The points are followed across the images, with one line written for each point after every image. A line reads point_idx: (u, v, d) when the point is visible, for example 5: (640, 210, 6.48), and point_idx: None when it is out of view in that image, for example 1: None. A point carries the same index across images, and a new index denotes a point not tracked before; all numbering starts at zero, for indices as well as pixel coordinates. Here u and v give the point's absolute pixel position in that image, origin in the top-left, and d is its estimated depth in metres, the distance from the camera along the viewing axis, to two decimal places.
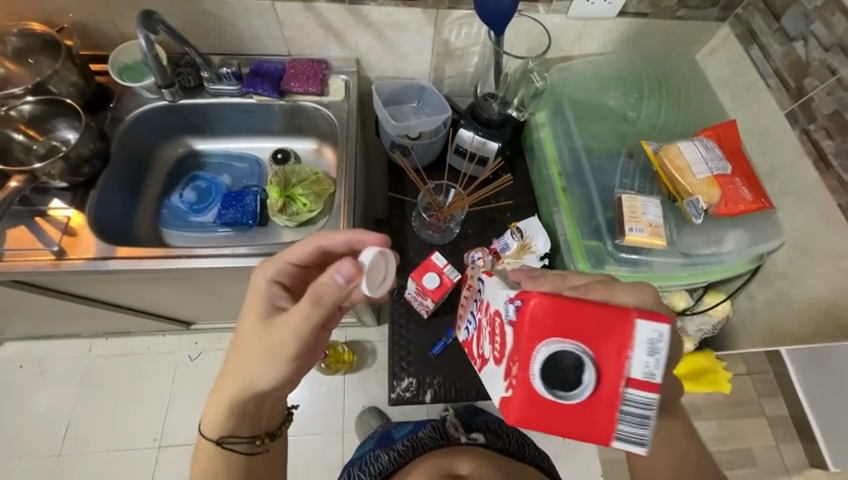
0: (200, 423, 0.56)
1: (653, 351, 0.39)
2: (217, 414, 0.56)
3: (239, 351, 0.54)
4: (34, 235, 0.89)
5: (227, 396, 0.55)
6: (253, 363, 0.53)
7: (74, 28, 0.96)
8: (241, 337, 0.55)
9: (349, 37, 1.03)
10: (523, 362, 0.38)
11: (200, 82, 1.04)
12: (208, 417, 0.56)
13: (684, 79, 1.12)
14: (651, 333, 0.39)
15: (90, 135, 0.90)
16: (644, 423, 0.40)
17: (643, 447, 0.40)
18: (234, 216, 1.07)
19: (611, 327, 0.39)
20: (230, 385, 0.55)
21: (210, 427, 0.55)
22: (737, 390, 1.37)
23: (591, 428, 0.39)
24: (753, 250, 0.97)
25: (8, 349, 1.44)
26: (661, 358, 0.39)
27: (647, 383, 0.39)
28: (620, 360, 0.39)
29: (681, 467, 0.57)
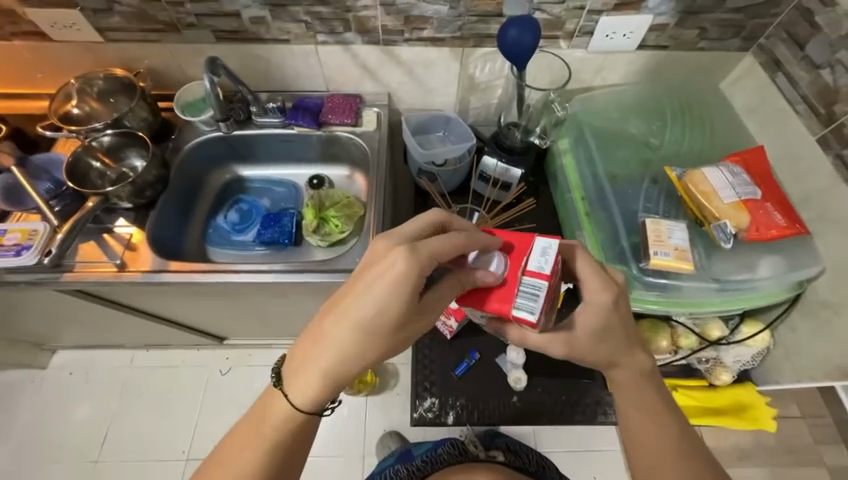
0: (303, 388, 0.55)
1: (545, 254, 0.59)
2: (326, 384, 0.55)
3: (375, 330, 0.54)
4: (100, 249, 1.00)
5: (345, 367, 0.55)
6: (390, 344, 0.55)
7: (148, 72, 1.12)
8: (378, 317, 0.53)
9: (382, 74, 1.13)
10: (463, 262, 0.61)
11: (249, 115, 1.16)
12: (312, 385, 0.55)
13: (709, 106, 1.13)
14: (542, 243, 0.60)
15: (154, 163, 1.03)
16: (536, 300, 0.57)
17: (532, 314, 0.56)
18: (272, 235, 1.16)
19: (520, 242, 0.62)
20: (354, 359, 0.54)
21: (316, 394, 0.55)
22: (789, 434, 1.25)
23: (503, 300, 0.58)
24: (791, 277, 0.93)
25: (61, 357, 1.56)
26: (549, 257, 0.58)
27: (538, 272, 0.58)
28: (520, 258, 0.60)
29: (662, 438, 0.61)
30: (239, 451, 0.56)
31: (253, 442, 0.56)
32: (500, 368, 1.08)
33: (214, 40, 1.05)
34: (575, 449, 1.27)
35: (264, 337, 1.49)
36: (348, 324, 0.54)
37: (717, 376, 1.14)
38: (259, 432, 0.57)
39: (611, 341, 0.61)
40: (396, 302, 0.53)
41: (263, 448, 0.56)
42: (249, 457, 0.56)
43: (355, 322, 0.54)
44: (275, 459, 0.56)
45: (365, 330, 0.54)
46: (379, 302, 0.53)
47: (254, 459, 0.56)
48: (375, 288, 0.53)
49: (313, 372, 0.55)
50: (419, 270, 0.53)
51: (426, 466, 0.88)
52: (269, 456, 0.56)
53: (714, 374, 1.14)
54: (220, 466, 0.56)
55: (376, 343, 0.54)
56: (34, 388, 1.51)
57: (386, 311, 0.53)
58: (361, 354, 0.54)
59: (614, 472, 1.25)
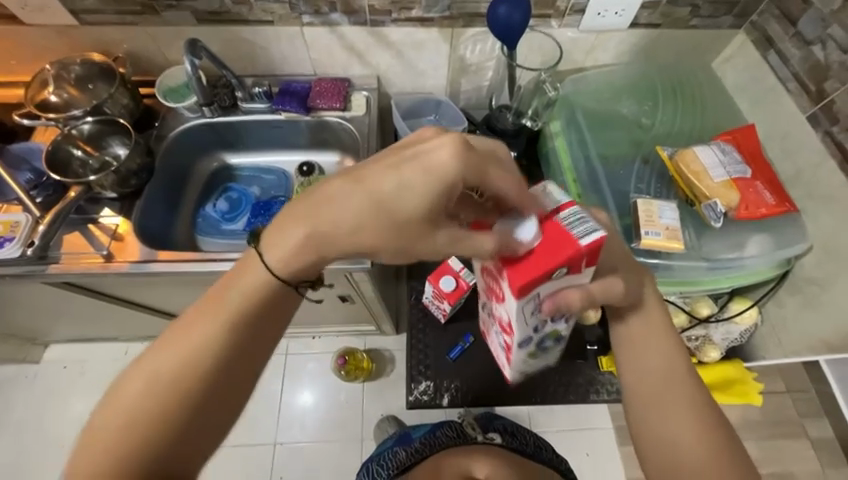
0: (285, 252, 0.47)
1: (549, 191, 0.55)
2: (313, 251, 0.48)
3: (385, 210, 0.46)
4: (85, 239, 0.98)
5: (339, 238, 0.47)
6: (399, 230, 0.47)
7: (127, 56, 1.08)
8: (396, 195, 0.46)
9: (370, 57, 1.11)
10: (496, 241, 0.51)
11: (235, 101, 1.12)
12: (293, 250, 0.47)
13: (701, 85, 1.12)
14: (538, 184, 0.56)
15: (137, 150, 1.00)
16: (587, 219, 0.52)
17: (602, 230, 0.50)
18: (262, 223, 1.14)
19: None
20: (352, 232, 0.47)
21: (295, 263, 0.48)
22: (775, 409, 1.30)
23: (562, 247, 0.49)
24: (779, 254, 0.94)
25: (54, 351, 1.54)
26: (555, 190, 0.55)
27: (562, 203, 0.53)
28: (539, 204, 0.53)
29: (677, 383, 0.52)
30: (194, 323, 0.46)
31: (214, 311, 0.47)
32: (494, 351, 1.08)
33: (194, 23, 1.01)
34: (569, 429, 1.30)
35: None
36: (359, 193, 0.46)
37: (706, 353, 1.13)
38: (222, 301, 0.47)
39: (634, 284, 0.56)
40: (425, 188, 0.45)
41: (225, 320, 0.47)
42: (208, 328, 0.46)
43: (368, 191, 0.46)
44: (233, 333, 0.47)
45: (377, 204, 0.46)
46: (404, 182, 0.45)
47: (213, 332, 0.46)
48: (407, 166, 0.45)
49: (307, 239, 0.48)
50: (467, 170, 0.44)
51: (425, 446, 0.89)
52: (229, 330, 0.46)
53: (705, 351, 1.13)
54: (170, 340, 0.46)
55: (382, 224, 0.46)
56: (28, 383, 1.50)
57: (404, 197, 0.46)
58: (362, 232, 0.46)
59: (607, 448, 1.28)
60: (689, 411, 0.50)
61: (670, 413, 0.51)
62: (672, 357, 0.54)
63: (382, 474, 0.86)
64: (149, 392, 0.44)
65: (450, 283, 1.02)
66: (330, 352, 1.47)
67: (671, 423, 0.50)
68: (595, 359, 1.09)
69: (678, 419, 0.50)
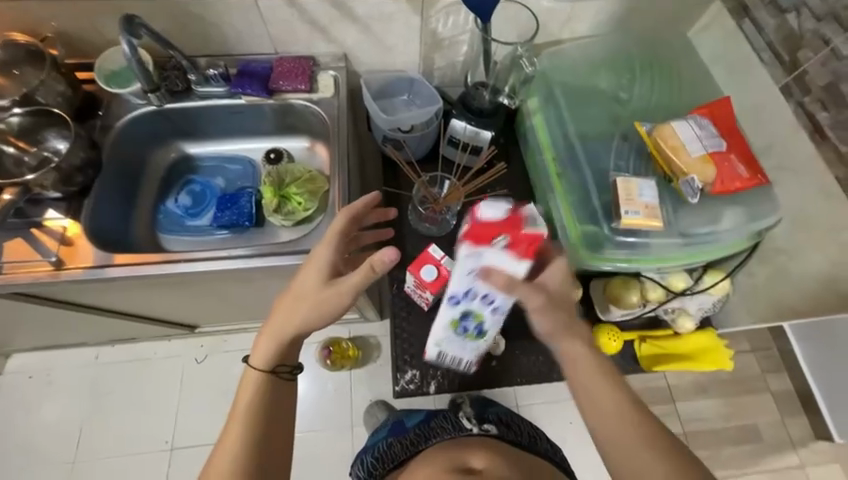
0: (256, 357, 0.65)
1: (476, 254, 0.64)
2: (283, 344, 0.65)
3: (308, 293, 0.66)
4: (30, 246, 0.89)
5: (293, 325, 0.65)
6: (319, 300, 0.66)
7: (57, 37, 0.96)
8: (305, 285, 0.68)
9: (336, 33, 1.02)
10: (506, 225, 0.64)
11: (188, 85, 1.03)
12: (262, 352, 0.65)
13: (677, 57, 1.11)
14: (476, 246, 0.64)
15: (80, 143, 0.91)
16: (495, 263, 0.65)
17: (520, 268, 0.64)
18: (231, 217, 1.08)
19: (512, 219, 0.64)
20: (294, 324, 0.65)
21: (268, 359, 0.65)
22: (740, 365, 1.40)
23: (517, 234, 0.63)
24: (751, 227, 0.95)
25: (17, 361, 1.45)
26: (493, 250, 0.64)
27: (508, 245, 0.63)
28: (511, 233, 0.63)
29: (623, 414, 0.61)
30: (225, 439, 0.61)
31: (233, 423, 0.61)
32: None
33: None
34: (553, 400, 1.34)
35: (239, 322, 1.44)
36: (287, 301, 0.67)
37: (682, 324, 1.13)
38: (238, 410, 0.63)
39: (553, 320, 0.66)
40: (320, 274, 0.68)
41: (243, 422, 0.61)
42: (236, 430, 0.61)
43: (291, 289, 0.68)
44: (254, 424, 0.61)
45: (298, 298, 0.67)
46: (307, 275, 0.69)
47: (242, 430, 0.61)
48: (309, 265, 0.70)
49: (272, 338, 0.66)
50: (335, 251, 0.70)
51: (419, 439, 0.90)
52: (249, 428, 0.61)
53: (679, 323, 1.13)
54: (215, 455, 0.60)
55: (303, 303, 0.66)
56: None
57: (307, 283, 0.68)
58: (294, 314, 0.65)
59: None
60: (646, 449, 0.58)
61: (633, 450, 0.59)
62: (618, 398, 0.62)
63: (378, 468, 0.89)
64: None
65: (432, 273, 0.99)
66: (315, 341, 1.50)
67: (633, 457, 0.59)
68: None
69: (634, 453, 0.59)
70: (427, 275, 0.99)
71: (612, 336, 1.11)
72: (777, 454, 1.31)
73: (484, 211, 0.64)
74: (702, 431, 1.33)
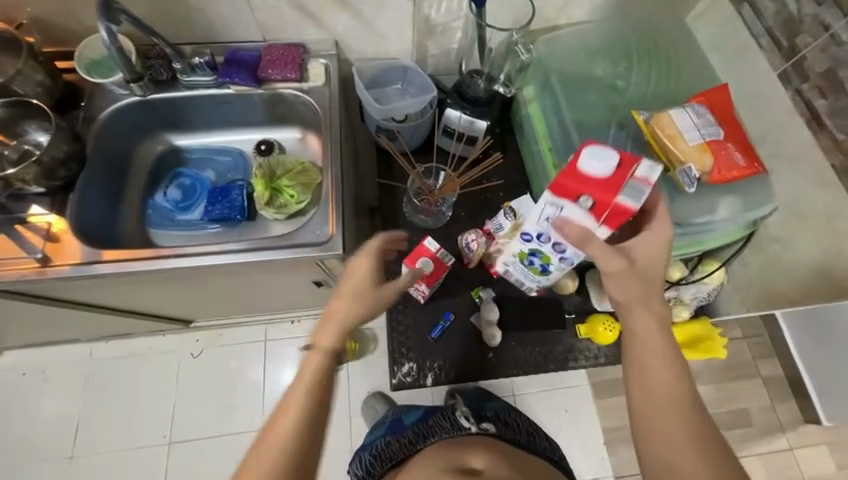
0: (317, 347, 0.63)
1: (556, 206, 0.68)
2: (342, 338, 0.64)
3: (368, 295, 0.66)
4: (15, 243, 0.87)
5: (353, 321, 0.65)
6: (376, 303, 0.67)
7: (34, 23, 0.91)
8: (363, 285, 0.67)
9: (327, 19, 0.99)
10: (602, 186, 0.64)
11: (173, 74, 0.99)
12: (323, 342, 0.63)
13: (675, 44, 1.09)
14: (559, 200, 0.66)
15: (62, 136, 0.88)
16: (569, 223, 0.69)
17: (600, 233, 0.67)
18: (221, 211, 1.05)
19: (610, 181, 0.64)
20: (355, 320, 0.65)
21: (328, 352, 0.63)
22: (732, 353, 1.42)
23: (604, 201, 0.64)
24: (746, 216, 0.95)
25: (9, 358, 1.43)
26: (575, 210, 0.66)
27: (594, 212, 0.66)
28: (604, 194, 0.64)
29: (673, 400, 0.60)
30: (279, 424, 0.59)
31: (292, 408, 0.59)
32: (475, 327, 1.08)
33: None
34: (548, 389, 1.35)
35: (234, 316, 1.43)
36: (348, 297, 0.66)
37: (677, 313, 1.13)
38: (304, 381, 0.61)
39: (628, 289, 0.66)
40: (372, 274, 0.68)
41: (303, 409, 0.59)
42: (292, 418, 0.59)
43: (348, 286, 0.66)
44: (312, 414, 0.60)
45: (359, 296, 0.66)
46: (365, 277, 0.67)
47: (306, 403, 0.60)
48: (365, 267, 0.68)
49: (328, 329, 0.64)
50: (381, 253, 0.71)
51: (417, 437, 0.90)
52: (307, 416, 0.59)
53: (675, 313, 1.14)
54: (268, 438, 0.58)
55: (363, 303, 0.66)
56: None
57: (358, 283, 0.67)
58: (356, 311, 0.65)
59: (585, 405, 1.34)
60: (688, 438, 0.57)
61: (673, 434, 0.58)
62: (675, 383, 0.61)
63: (377, 467, 0.89)
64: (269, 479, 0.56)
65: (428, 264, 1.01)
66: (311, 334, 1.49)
67: (671, 440, 0.58)
68: (573, 326, 1.10)
69: (674, 437, 0.58)
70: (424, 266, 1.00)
71: (609, 325, 1.08)
72: (767, 438, 1.34)
73: (588, 164, 0.64)
74: None
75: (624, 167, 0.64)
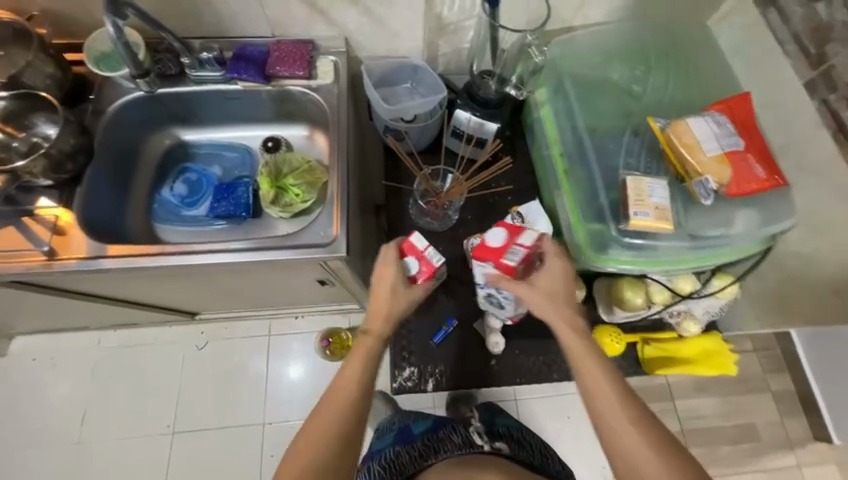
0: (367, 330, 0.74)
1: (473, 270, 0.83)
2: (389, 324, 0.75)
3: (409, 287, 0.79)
4: (23, 235, 0.87)
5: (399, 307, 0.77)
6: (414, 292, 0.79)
7: (45, 16, 0.91)
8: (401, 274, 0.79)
9: (335, 16, 0.97)
10: (495, 251, 0.78)
11: (182, 69, 0.99)
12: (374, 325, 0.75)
13: (695, 48, 1.05)
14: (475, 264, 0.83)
15: (70, 130, 0.88)
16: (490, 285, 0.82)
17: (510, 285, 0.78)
18: (226, 208, 1.04)
19: (501, 248, 0.78)
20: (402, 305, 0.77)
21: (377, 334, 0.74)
22: (742, 365, 1.38)
23: (500, 262, 0.78)
24: (765, 231, 0.91)
25: (21, 343, 1.46)
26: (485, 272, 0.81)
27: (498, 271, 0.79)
28: (497, 258, 0.78)
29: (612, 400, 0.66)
30: (340, 389, 0.68)
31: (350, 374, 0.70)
32: (479, 332, 1.07)
33: None
34: (551, 395, 1.33)
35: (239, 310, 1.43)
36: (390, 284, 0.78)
37: (686, 328, 1.10)
38: (357, 354, 0.72)
39: (547, 308, 0.75)
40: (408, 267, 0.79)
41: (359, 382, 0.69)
42: (351, 386, 0.68)
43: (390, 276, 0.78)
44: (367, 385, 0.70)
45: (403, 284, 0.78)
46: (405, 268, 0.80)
47: (361, 371, 0.70)
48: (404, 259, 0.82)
49: (377, 311, 0.76)
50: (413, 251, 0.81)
51: (427, 451, 0.89)
52: (362, 387, 0.69)
53: (683, 328, 1.10)
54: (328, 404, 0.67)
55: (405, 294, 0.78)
56: None
57: (395, 277, 0.77)
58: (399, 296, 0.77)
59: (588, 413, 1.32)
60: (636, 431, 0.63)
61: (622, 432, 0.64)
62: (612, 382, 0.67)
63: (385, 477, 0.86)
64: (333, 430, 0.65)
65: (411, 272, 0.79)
66: (314, 331, 1.49)
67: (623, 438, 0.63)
68: None
69: (625, 435, 0.63)
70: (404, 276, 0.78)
71: (616, 337, 1.08)
72: (775, 454, 1.31)
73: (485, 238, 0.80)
74: (700, 430, 1.32)
75: (512, 236, 0.79)
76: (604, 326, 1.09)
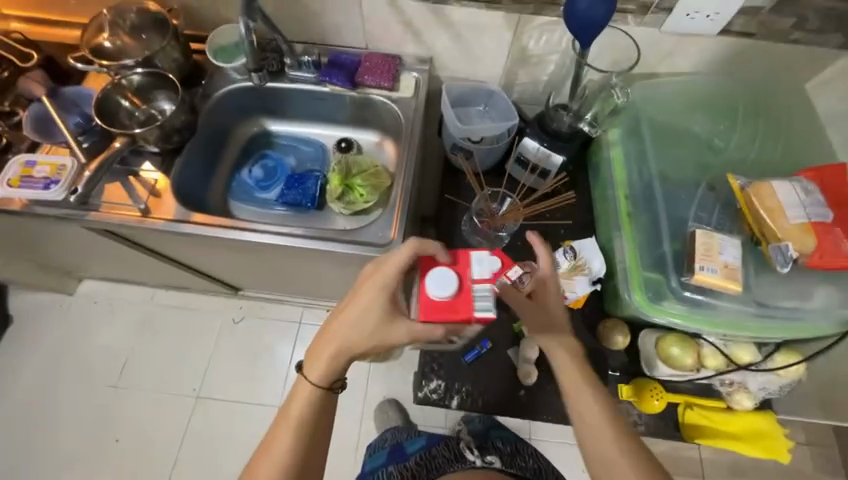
0: (312, 372, 0.69)
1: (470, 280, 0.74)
2: (341, 365, 0.69)
3: (375, 325, 0.67)
4: (125, 190, 0.99)
5: (353, 347, 0.68)
6: (381, 333, 0.67)
7: (181, 9, 1.05)
8: (365, 308, 0.68)
9: (427, 37, 1.04)
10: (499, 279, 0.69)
11: (283, 67, 1.10)
12: (320, 367, 0.68)
13: (786, 110, 1.01)
14: (478, 254, 0.70)
15: (183, 107, 1.00)
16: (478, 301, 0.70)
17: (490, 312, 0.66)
18: (294, 197, 1.14)
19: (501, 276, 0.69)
20: (361, 346, 0.68)
21: (322, 378, 0.68)
22: (792, 458, 1.25)
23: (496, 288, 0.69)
24: (843, 313, 0.85)
25: (88, 285, 1.60)
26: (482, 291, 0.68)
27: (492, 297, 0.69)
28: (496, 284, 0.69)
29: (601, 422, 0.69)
30: (276, 436, 0.67)
31: (286, 420, 0.68)
32: (512, 361, 1.06)
33: None
34: (567, 443, 1.27)
35: (278, 293, 1.51)
36: (345, 321, 0.68)
37: (738, 401, 1.02)
38: (298, 397, 0.69)
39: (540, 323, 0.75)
40: (382, 298, 0.68)
41: (296, 425, 0.67)
42: (287, 432, 0.67)
43: (349, 310, 0.68)
44: (305, 428, 0.68)
45: (360, 324, 0.68)
46: (369, 303, 0.68)
47: (304, 413, 0.68)
48: (368, 292, 0.68)
49: (326, 345, 0.69)
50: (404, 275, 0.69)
51: (419, 469, 0.90)
52: (299, 430, 0.67)
53: (734, 399, 1.03)
54: (265, 448, 0.67)
55: (369, 333, 0.67)
56: (60, 313, 1.56)
57: (367, 315, 0.67)
58: (358, 335, 0.68)
59: None
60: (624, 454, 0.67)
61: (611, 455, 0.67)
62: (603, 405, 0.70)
63: None
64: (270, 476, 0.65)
65: (448, 288, 0.67)
66: None
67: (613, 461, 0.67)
68: (616, 386, 1.02)
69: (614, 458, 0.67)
70: (438, 286, 0.67)
71: (656, 394, 1.02)
72: None
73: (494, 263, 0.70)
74: None
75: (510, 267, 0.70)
76: (647, 380, 1.02)
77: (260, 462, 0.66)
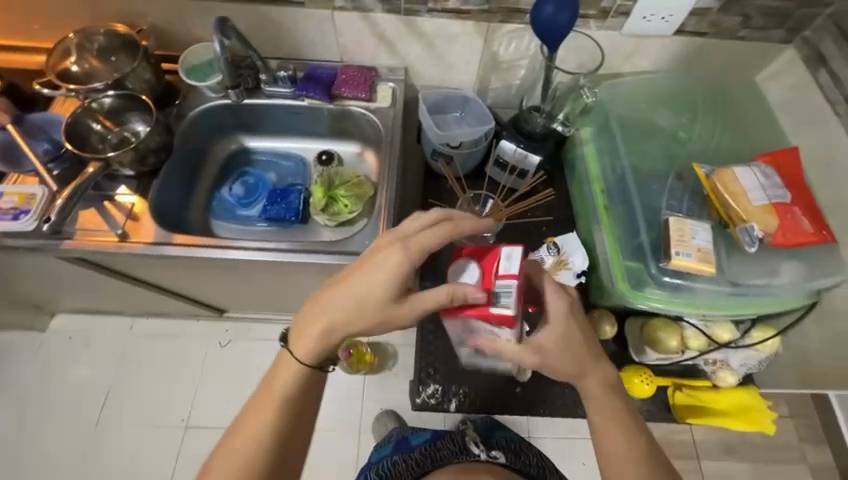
0: (300, 347, 0.62)
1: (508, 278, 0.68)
2: (334, 343, 0.63)
3: (383, 303, 0.61)
4: (100, 217, 0.96)
5: (349, 324, 0.61)
6: (387, 311, 0.61)
7: (151, 30, 1.04)
8: (372, 282, 0.61)
9: (400, 47, 1.07)
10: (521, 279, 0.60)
11: (258, 83, 1.10)
12: (310, 342, 0.62)
13: (741, 101, 1.08)
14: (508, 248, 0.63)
15: (157, 128, 0.98)
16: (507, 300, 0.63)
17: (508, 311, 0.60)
18: (278, 212, 1.13)
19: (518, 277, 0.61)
20: (362, 324, 0.61)
21: (311, 355, 0.62)
22: (778, 430, 1.30)
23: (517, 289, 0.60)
24: (810, 285, 0.91)
25: (61, 320, 1.53)
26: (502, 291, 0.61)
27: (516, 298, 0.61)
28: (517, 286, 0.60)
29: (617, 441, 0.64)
30: (255, 414, 0.62)
31: (268, 398, 0.62)
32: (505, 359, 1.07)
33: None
34: (565, 438, 1.29)
35: (266, 312, 1.48)
36: (347, 294, 0.61)
37: (722, 378, 1.07)
38: (282, 373, 0.63)
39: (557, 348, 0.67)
40: (397, 275, 0.61)
41: (279, 402, 0.62)
42: (269, 409, 0.62)
43: (352, 284, 0.62)
44: (288, 407, 0.63)
45: (364, 299, 0.61)
46: (378, 278, 0.61)
47: (287, 388, 0.63)
48: (380, 268, 0.61)
49: (318, 318, 0.62)
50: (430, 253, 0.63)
51: (425, 460, 0.88)
52: (284, 406, 0.62)
53: (719, 377, 1.07)
54: (240, 424, 0.62)
55: (375, 310, 0.61)
56: (32, 351, 1.48)
57: (378, 292, 0.61)
58: (361, 311, 0.61)
59: None
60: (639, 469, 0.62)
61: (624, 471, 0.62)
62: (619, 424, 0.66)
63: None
64: (247, 456, 0.60)
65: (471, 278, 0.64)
66: None
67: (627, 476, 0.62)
68: None
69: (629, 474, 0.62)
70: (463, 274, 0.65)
71: (646, 378, 1.05)
72: None
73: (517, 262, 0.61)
74: None
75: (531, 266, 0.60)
76: (636, 366, 1.06)
77: (234, 441, 0.61)
